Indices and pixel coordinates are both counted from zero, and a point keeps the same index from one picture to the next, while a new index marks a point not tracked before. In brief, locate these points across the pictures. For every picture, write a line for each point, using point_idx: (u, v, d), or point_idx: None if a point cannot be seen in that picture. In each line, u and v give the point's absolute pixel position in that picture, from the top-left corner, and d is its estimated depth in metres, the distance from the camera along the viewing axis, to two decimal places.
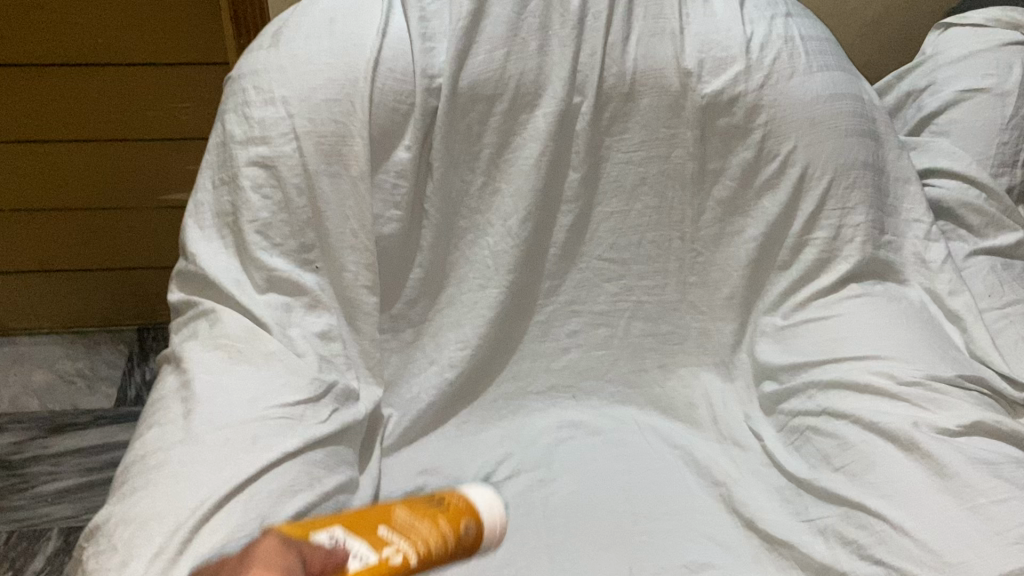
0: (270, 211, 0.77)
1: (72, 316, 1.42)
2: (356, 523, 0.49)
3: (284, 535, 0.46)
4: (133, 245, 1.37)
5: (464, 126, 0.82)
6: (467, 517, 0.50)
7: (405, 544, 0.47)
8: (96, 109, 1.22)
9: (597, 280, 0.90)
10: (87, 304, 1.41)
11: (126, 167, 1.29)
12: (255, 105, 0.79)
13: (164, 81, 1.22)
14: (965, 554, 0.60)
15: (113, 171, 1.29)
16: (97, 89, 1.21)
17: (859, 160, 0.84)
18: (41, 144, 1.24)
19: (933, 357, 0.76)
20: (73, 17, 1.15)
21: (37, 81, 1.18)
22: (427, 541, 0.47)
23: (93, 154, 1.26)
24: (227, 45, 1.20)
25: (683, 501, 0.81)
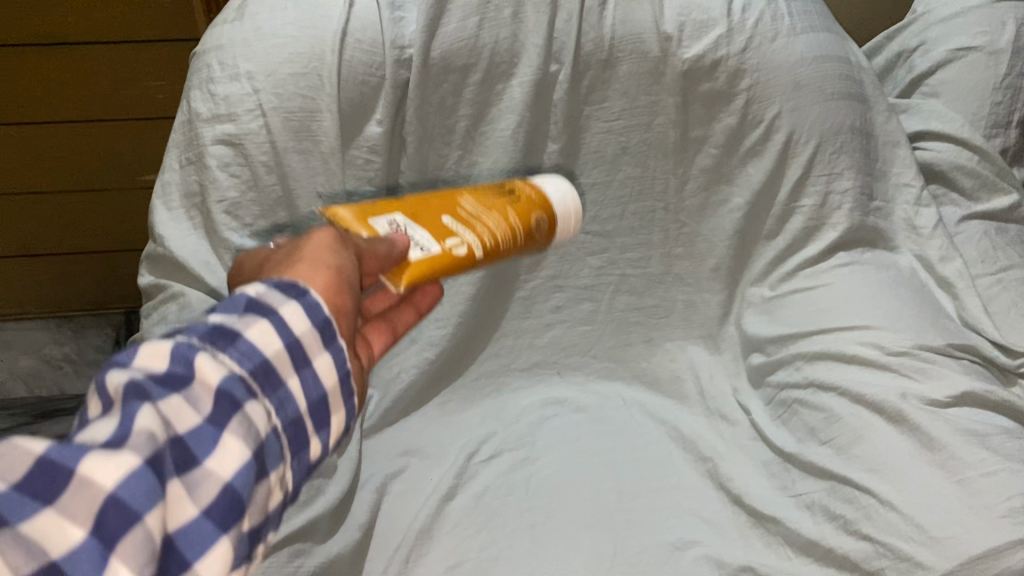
0: (239, 189, 0.75)
1: (56, 300, 1.38)
2: (425, 209, 0.54)
3: (348, 219, 0.51)
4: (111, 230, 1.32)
5: (437, 98, 0.79)
6: (537, 210, 0.56)
7: (471, 233, 0.52)
8: (71, 90, 1.18)
9: (580, 254, 0.88)
10: (72, 289, 1.37)
11: (98, 150, 1.24)
12: (219, 81, 0.75)
13: (139, 59, 1.17)
14: (953, 529, 0.59)
15: (86, 155, 1.24)
16: (71, 70, 1.16)
17: (848, 125, 0.82)
18: (17, 128, 1.20)
19: (923, 325, 0.74)
20: None
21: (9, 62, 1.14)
22: (494, 231, 0.53)
23: (71, 136, 1.22)
24: (199, 18, 1.15)
25: (669, 478, 0.80)
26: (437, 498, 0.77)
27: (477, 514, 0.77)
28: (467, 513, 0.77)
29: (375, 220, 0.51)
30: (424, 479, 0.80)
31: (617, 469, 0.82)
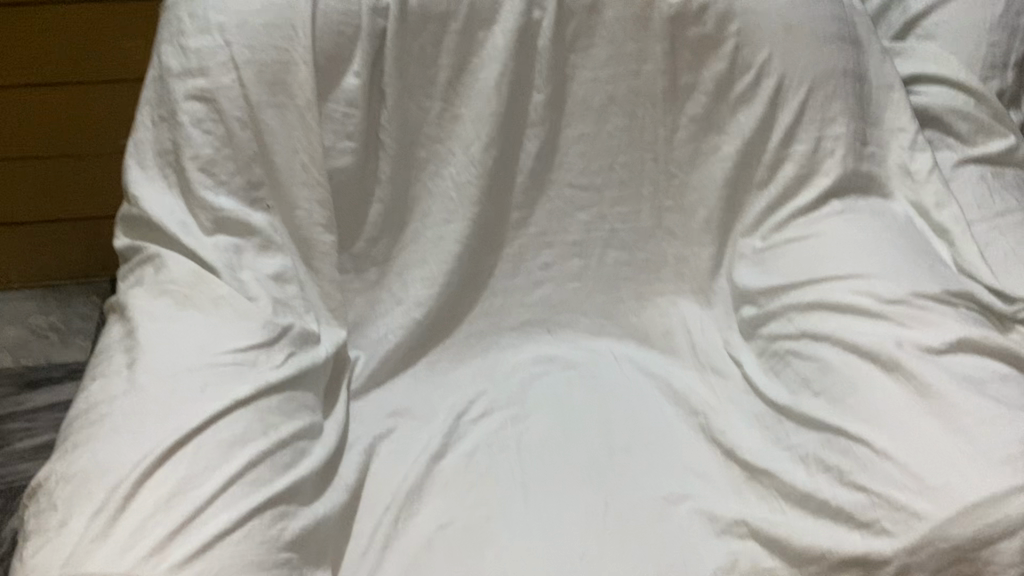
0: (213, 146, 0.73)
1: (39, 272, 1.31)
2: None
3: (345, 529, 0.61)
4: (87, 202, 1.24)
5: (417, 48, 0.78)
6: None
7: None
8: (37, 53, 1.10)
9: (569, 208, 0.86)
10: (55, 260, 1.30)
11: (61, 114, 1.15)
12: (191, 35, 0.73)
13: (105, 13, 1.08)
14: (949, 477, 0.58)
15: (49, 120, 1.16)
16: (36, 29, 1.08)
17: (837, 68, 0.80)
18: None
19: (918, 273, 0.72)
20: None
21: None
22: None
23: (41, 102, 1.14)
24: None
25: (661, 433, 0.79)
26: (427, 458, 0.76)
27: (468, 473, 0.75)
28: (457, 472, 0.76)
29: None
30: (413, 440, 0.78)
31: (611, 425, 0.80)
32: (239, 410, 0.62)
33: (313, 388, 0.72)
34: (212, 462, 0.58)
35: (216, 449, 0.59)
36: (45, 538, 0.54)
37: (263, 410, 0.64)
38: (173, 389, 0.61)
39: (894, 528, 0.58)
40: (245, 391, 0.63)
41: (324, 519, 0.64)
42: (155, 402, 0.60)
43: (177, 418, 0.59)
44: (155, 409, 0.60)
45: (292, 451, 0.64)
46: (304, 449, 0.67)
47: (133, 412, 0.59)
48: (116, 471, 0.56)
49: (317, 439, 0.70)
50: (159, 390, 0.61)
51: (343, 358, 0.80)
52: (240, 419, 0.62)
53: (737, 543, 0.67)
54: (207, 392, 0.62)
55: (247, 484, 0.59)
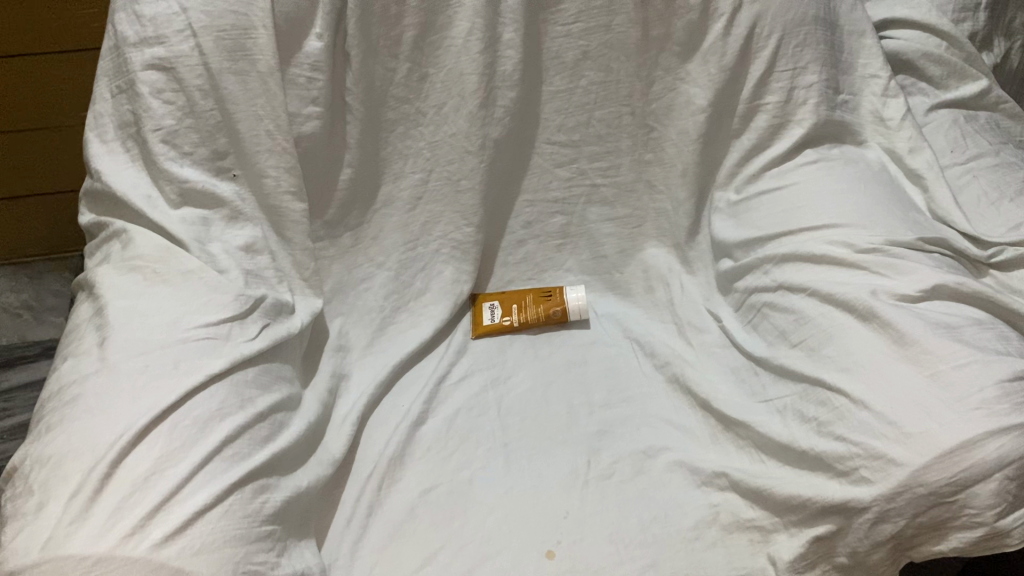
0: (175, 117, 0.71)
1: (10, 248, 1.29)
2: None
3: None
4: (56, 176, 1.21)
5: (380, 7, 0.75)
6: None
7: None
8: None
9: (549, 165, 0.87)
10: (28, 235, 1.28)
11: (13, 87, 1.09)
12: (145, 1, 0.70)
13: None
14: (925, 424, 0.57)
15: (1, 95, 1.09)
16: None
17: (812, 15, 0.76)
18: None
19: (892, 220, 0.71)
20: None
21: None
22: None
23: None
24: None
25: (640, 386, 0.81)
26: (408, 424, 0.75)
27: (450, 436, 0.75)
28: (438, 439, 0.75)
29: (491, 305, 0.89)
30: (394, 409, 0.78)
31: (588, 383, 0.82)
32: (215, 385, 0.61)
33: (289, 358, 0.72)
34: (189, 438, 0.57)
35: (193, 426, 0.58)
36: (23, 521, 0.52)
37: (238, 383, 0.63)
38: (145, 366, 0.60)
39: (872, 476, 0.58)
40: (219, 364, 0.62)
41: (307, 489, 0.65)
42: (127, 379, 0.59)
43: (153, 395, 0.58)
44: (126, 386, 0.58)
45: (269, 424, 0.64)
46: (283, 421, 0.66)
47: (105, 392, 0.58)
48: (91, 451, 0.54)
49: (297, 410, 0.70)
50: (130, 367, 0.59)
51: (321, 326, 0.81)
52: (217, 394, 0.61)
53: (718, 496, 0.68)
54: (180, 367, 0.60)
55: (225, 459, 0.58)
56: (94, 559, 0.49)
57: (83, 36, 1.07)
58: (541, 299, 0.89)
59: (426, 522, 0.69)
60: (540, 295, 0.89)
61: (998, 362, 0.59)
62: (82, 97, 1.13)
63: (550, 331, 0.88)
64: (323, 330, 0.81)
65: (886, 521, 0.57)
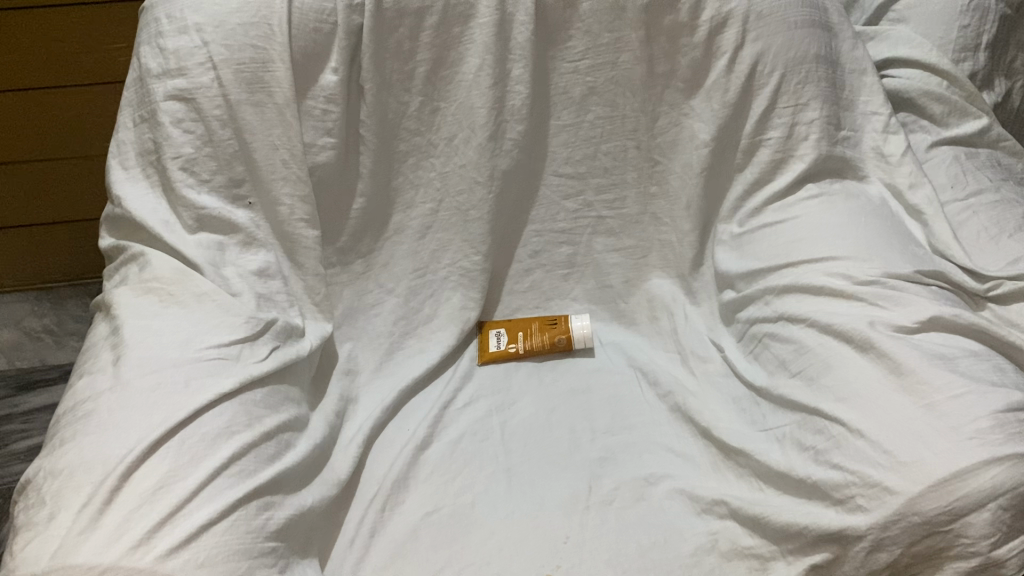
0: (194, 145, 0.74)
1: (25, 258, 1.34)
2: None
3: None
4: (70, 184, 1.26)
5: (394, 43, 0.78)
6: None
7: None
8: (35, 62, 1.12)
9: (556, 197, 0.89)
10: (44, 244, 1.33)
11: (48, 109, 1.17)
12: (168, 36, 0.74)
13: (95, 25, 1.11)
14: (919, 453, 0.58)
15: (39, 118, 1.18)
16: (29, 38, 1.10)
17: (813, 53, 0.79)
18: None
19: (891, 253, 0.73)
20: None
21: None
22: None
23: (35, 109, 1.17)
24: None
25: (642, 414, 0.82)
26: (413, 447, 0.77)
27: (453, 460, 0.77)
28: (442, 463, 0.76)
29: (496, 331, 0.91)
30: (400, 432, 0.79)
31: (591, 410, 0.83)
32: (223, 404, 0.63)
33: (298, 380, 0.74)
34: (197, 454, 0.59)
35: (201, 442, 0.59)
36: (34, 531, 0.54)
37: (247, 402, 0.65)
38: (157, 383, 0.61)
39: (868, 504, 0.58)
40: (228, 383, 0.63)
41: (311, 508, 0.66)
42: (139, 396, 0.60)
43: (162, 411, 0.60)
44: (138, 402, 0.60)
45: (275, 443, 0.65)
46: (289, 441, 0.68)
47: (118, 408, 0.60)
48: (101, 464, 0.56)
49: (303, 430, 0.71)
50: (143, 384, 0.61)
51: (330, 350, 0.83)
52: (225, 412, 0.62)
53: (717, 523, 0.69)
54: (191, 385, 0.62)
55: (233, 475, 0.59)
56: (100, 569, 0.51)
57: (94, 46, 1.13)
58: (546, 327, 0.91)
59: (428, 544, 0.70)
60: (545, 323, 0.91)
61: (992, 393, 0.60)
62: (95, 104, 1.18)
63: (555, 360, 0.89)
64: (332, 354, 0.83)
65: (881, 550, 0.58)
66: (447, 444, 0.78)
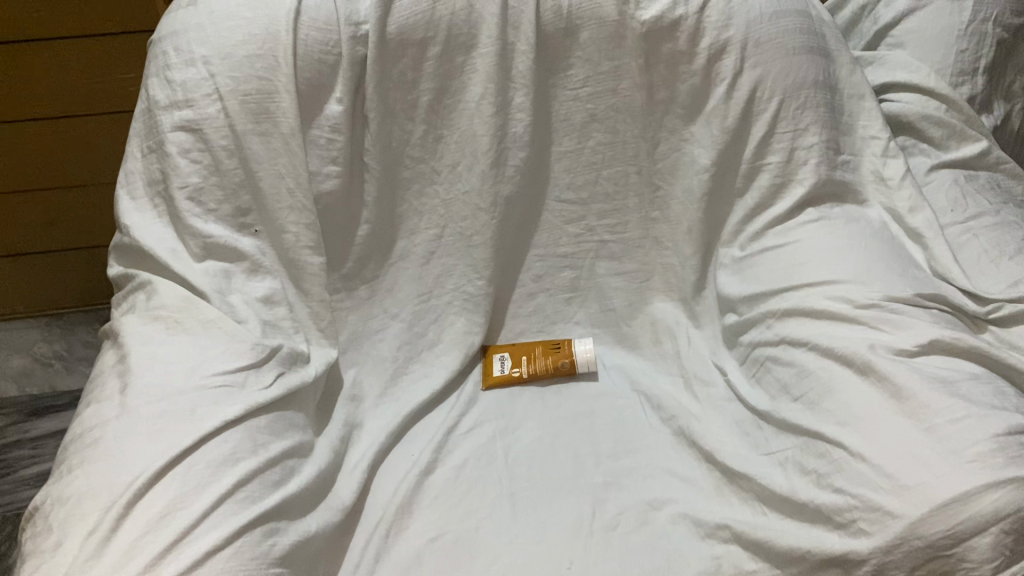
0: (201, 175, 0.75)
1: (27, 279, 1.38)
2: None
3: None
4: (76, 209, 1.32)
5: (398, 73, 0.80)
6: None
7: None
8: (61, 90, 1.19)
9: (559, 222, 0.90)
10: (48, 267, 1.37)
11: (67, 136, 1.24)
12: (176, 68, 0.76)
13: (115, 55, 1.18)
14: (920, 476, 0.58)
15: (59, 146, 1.25)
16: (57, 68, 1.17)
17: (810, 79, 0.80)
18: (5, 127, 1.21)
19: (891, 276, 0.73)
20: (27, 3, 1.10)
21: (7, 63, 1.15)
22: None
23: (57, 136, 1.24)
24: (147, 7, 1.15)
25: (646, 438, 0.82)
26: (417, 473, 0.77)
27: (457, 485, 0.77)
28: (446, 488, 0.77)
29: (500, 356, 0.91)
30: (405, 457, 0.80)
31: (595, 434, 0.83)
32: (228, 431, 0.63)
33: (302, 406, 0.75)
34: (202, 481, 0.59)
35: (206, 469, 0.60)
36: (40, 558, 0.54)
37: (252, 429, 0.65)
38: (164, 411, 0.62)
39: (870, 528, 0.58)
40: (233, 410, 0.64)
41: (316, 534, 0.66)
42: (146, 423, 0.61)
43: (168, 439, 0.60)
44: (144, 430, 0.61)
45: (280, 469, 0.66)
46: (294, 467, 0.68)
47: (125, 436, 0.60)
48: (108, 492, 0.57)
49: (307, 456, 0.72)
50: (150, 412, 0.62)
51: (335, 375, 0.83)
52: (230, 439, 0.63)
53: (721, 548, 0.68)
54: (196, 413, 0.63)
55: (237, 501, 0.60)
56: None
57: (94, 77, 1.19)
58: (550, 350, 0.91)
59: (432, 569, 0.70)
60: (549, 346, 0.92)
61: (993, 417, 0.60)
62: (99, 131, 1.25)
63: (559, 384, 0.90)
64: (338, 380, 0.83)
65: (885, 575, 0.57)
66: (451, 469, 0.78)
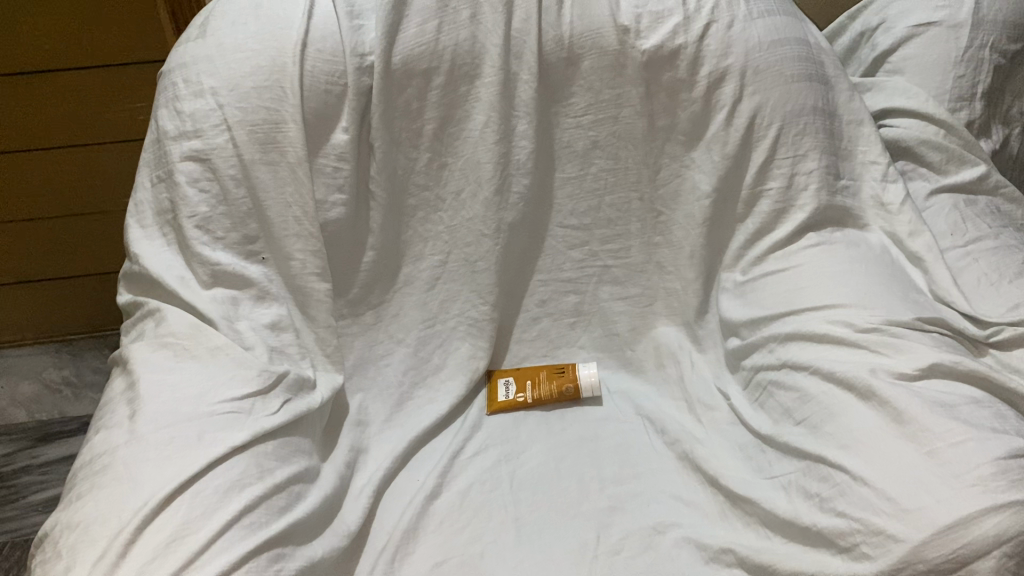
0: (209, 204, 0.76)
1: (39, 304, 1.40)
2: None
3: None
4: (85, 236, 1.35)
5: (403, 102, 0.81)
6: None
7: None
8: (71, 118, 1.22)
9: (562, 247, 0.91)
10: (57, 294, 1.40)
11: (79, 164, 1.27)
12: (185, 99, 0.78)
13: (123, 84, 1.20)
14: (922, 500, 0.58)
15: (71, 173, 1.27)
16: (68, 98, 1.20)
17: (809, 106, 0.81)
18: (22, 154, 1.24)
19: (892, 300, 0.74)
20: (41, 35, 1.14)
21: (22, 92, 1.18)
22: None
23: (69, 164, 1.26)
24: (159, 39, 1.18)
25: (650, 462, 0.82)
26: (422, 497, 0.77)
27: (462, 510, 0.77)
28: (451, 512, 0.77)
29: (506, 381, 0.92)
30: (410, 482, 0.80)
31: (600, 458, 0.83)
32: (235, 457, 0.64)
33: (308, 432, 0.75)
34: (209, 506, 0.59)
35: (213, 495, 0.60)
36: None
37: (258, 455, 0.66)
38: (171, 437, 0.63)
39: (872, 552, 0.59)
40: (240, 436, 0.65)
41: (322, 560, 0.66)
42: (154, 449, 0.62)
43: (175, 465, 0.61)
44: (153, 456, 0.61)
45: (286, 495, 0.66)
46: (300, 492, 0.69)
47: (133, 462, 0.61)
48: (116, 518, 0.57)
49: (313, 482, 0.72)
50: (158, 438, 0.63)
51: (341, 401, 0.84)
52: (237, 465, 0.64)
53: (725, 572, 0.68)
54: (204, 439, 0.64)
55: (244, 527, 0.60)
56: None
57: (105, 106, 1.22)
58: (554, 375, 0.92)
59: None
60: (554, 371, 0.92)
61: (993, 440, 0.60)
62: (110, 157, 1.27)
63: (563, 408, 0.90)
64: (343, 405, 0.84)
65: None
66: (456, 494, 0.79)
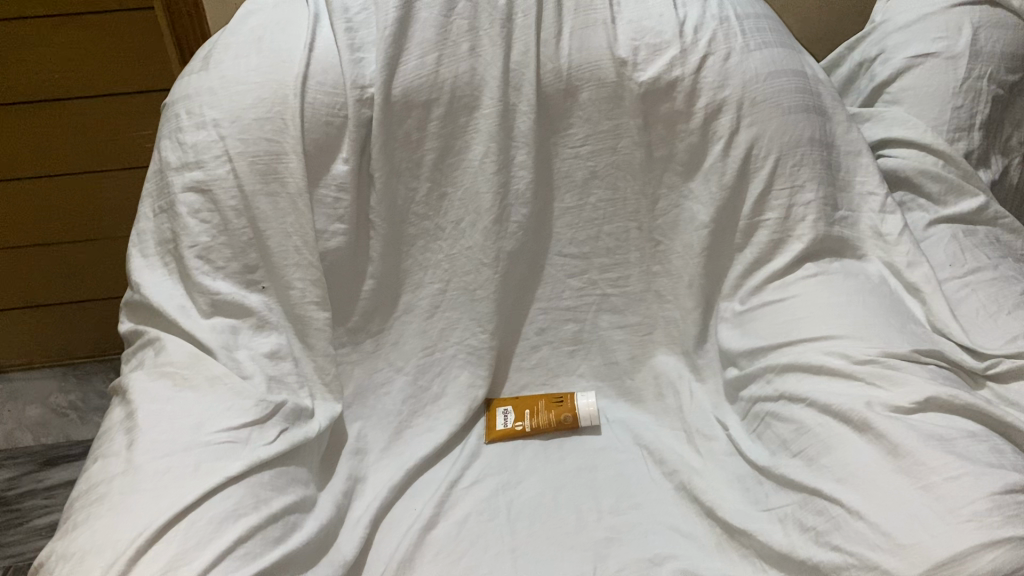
0: (210, 234, 0.77)
1: (48, 326, 1.42)
2: None
3: None
4: (92, 261, 1.37)
5: (403, 133, 0.82)
6: None
7: None
8: (76, 144, 1.25)
9: (561, 275, 0.92)
10: (65, 317, 1.41)
11: (84, 189, 1.29)
12: (188, 131, 0.79)
13: (128, 110, 1.23)
14: (918, 535, 0.58)
15: (77, 198, 1.30)
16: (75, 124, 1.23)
17: (806, 137, 0.82)
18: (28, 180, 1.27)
19: (888, 332, 0.73)
20: (49, 63, 1.17)
21: (31, 118, 1.21)
22: None
23: (74, 189, 1.29)
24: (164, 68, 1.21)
25: (649, 492, 0.82)
26: (419, 527, 0.77)
27: (459, 539, 0.77)
28: (448, 542, 0.77)
29: (504, 410, 0.92)
30: (408, 511, 0.80)
31: (598, 488, 0.83)
32: (230, 487, 0.64)
33: (304, 461, 0.75)
34: (202, 537, 0.60)
35: (208, 526, 0.60)
36: None
37: (254, 485, 0.66)
38: (168, 467, 0.63)
39: None
40: (236, 466, 0.65)
41: None
42: (150, 480, 0.62)
43: (170, 496, 0.61)
44: (148, 486, 0.62)
45: (281, 525, 0.66)
46: (295, 522, 0.69)
47: (129, 492, 0.61)
48: (111, 548, 0.58)
49: (309, 512, 0.72)
50: (154, 468, 0.63)
51: (339, 430, 0.84)
52: (231, 496, 0.64)
53: None
54: (200, 469, 0.64)
55: (237, 558, 0.60)
56: None
57: (110, 131, 1.25)
58: (553, 404, 0.92)
59: None
60: (552, 401, 0.92)
61: (989, 475, 0.59)
62: (113, 182, 1.30)
63: (562, 437, 0.90)
64: (342, 434, 0.84)
65: None
66: (453, 523, 0.79)
